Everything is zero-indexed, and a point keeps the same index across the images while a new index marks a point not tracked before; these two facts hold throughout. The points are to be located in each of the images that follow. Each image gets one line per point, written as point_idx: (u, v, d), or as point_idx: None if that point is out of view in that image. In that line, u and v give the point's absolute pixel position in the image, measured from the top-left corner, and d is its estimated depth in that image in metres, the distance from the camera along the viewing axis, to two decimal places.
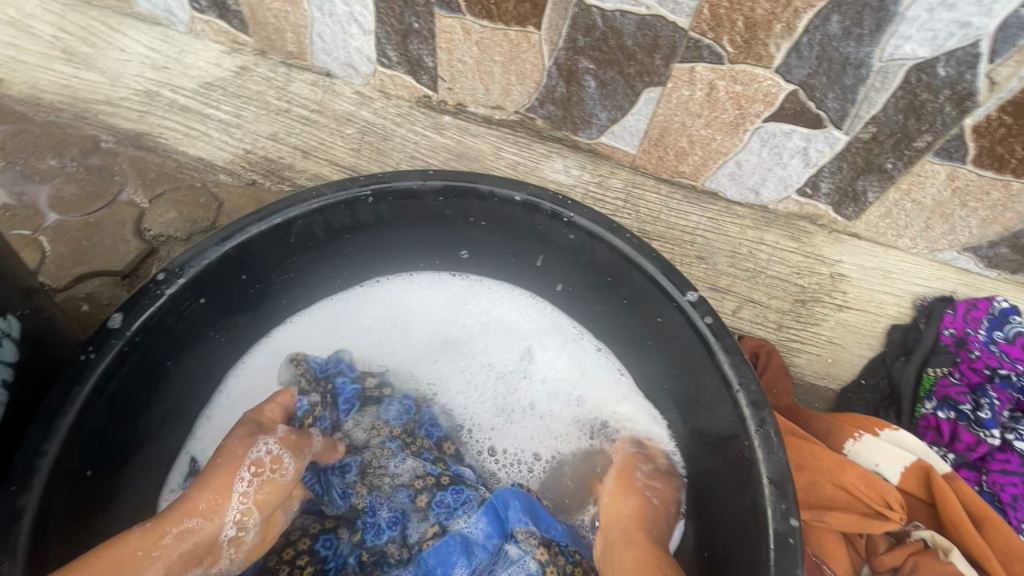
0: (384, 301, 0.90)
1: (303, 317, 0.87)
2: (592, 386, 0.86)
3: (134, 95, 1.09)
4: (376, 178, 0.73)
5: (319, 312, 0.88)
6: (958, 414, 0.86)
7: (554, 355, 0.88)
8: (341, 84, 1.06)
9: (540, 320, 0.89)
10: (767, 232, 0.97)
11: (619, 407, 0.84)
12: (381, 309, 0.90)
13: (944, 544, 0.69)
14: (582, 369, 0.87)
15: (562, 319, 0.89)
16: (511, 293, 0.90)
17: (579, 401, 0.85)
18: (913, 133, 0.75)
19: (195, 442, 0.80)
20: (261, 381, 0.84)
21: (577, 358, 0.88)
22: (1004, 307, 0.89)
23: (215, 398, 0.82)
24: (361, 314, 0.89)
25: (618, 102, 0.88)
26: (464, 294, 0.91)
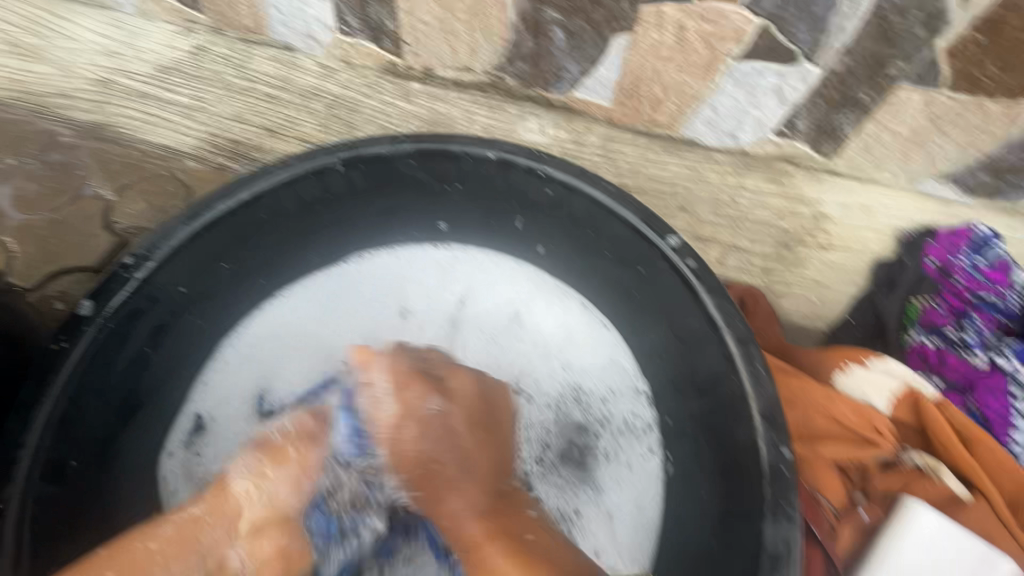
0: (375, 272, 0.85)
1: (292, 292, 0.82)
2: (593, 353, 0.81)
3: (87, 84, 1.05)
4: (344, 146, 0.71)
5: (306, 284, 0.83)
6: (944, 340, 0.87)
7: (553, 319, 0.83)
8: (302, 58, 1.03)
9: (534, 285, 0.85)
10: (747, 177, 0.96)
11: (625, 368, 0.79)
12: (370, 278, 0.85)
13: (935, 465, 0.71)
14: (582, 335, 0.82)
15: (552, 282, 0.84)
16: (503, 259, 0.85)
17: (583, 363, 0.81)
18: (886, 61, 0.74)
19: (194, 403, 0.76)
20: (249, 354, 0.79)
21: (573, 323, 0.83)
22: (984, 233, 0.89)
23: (208, 367, 0.77)
24: (351, 288, 0.84)
25: (588, 53, 0.86)
26: (454, 260, 0.86)
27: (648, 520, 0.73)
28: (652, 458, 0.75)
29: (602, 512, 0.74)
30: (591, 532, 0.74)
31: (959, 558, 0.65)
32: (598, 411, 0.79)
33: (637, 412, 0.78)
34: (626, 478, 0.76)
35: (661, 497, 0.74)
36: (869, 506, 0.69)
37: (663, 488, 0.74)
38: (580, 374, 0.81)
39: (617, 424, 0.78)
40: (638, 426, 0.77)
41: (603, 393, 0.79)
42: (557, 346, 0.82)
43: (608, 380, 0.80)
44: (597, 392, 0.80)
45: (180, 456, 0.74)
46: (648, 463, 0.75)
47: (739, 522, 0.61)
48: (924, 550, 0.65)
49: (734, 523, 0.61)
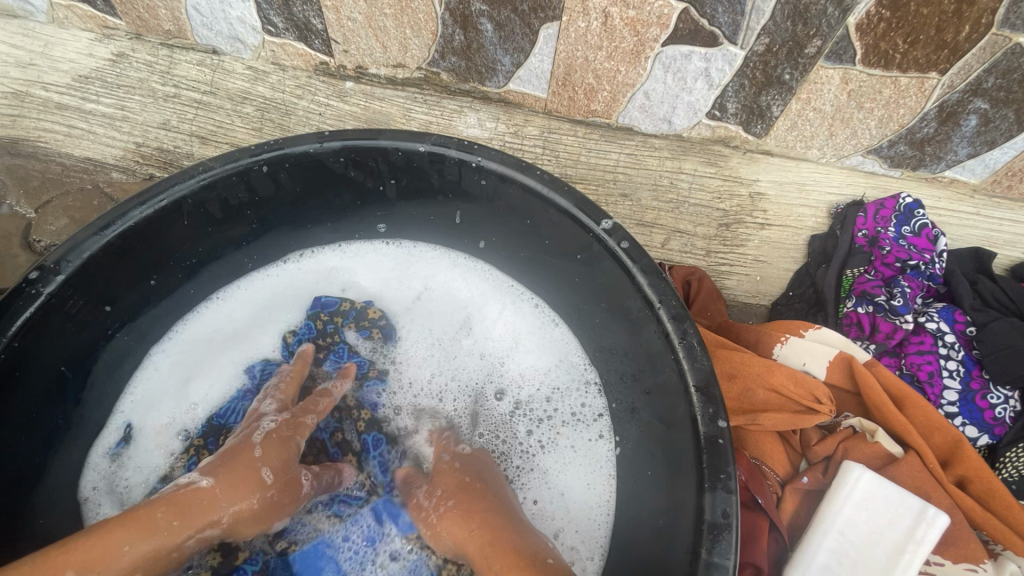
0: (325, 275, 0.86)
1: (236, 294, 0.82)
2: (542, 349, 0.82)
3: (1, 98, 0.99)
4: (268, 146, 0.68)
5: (247, 286, 0.83)
6: (875, 307, 0.89)
7: (503, 317, 0.85)
8: (230, 61, 1.00)
9: (485, 284, 0.86)
10: (685, 161, 0.98)
11: (568, 360, 0.81)
12: (312, 281, 0.85)
13: (871, 428, 0.73)
14: (532, 336, 0.83)
15: (504, 281, 0.86)
16: (456, 257, 0.87)
17: (529, 357, 0.82)
18: (803, 40, 0.76)
19: (125, 410, 0.76)
20: (189, 354, 0.79)
21: (520, 322, 0.84)
22: (909, 203, 0.93)
23: (136, 378, 0.77)
24: (300, 292, 0.85)
25: (518, 44, 0.86)
26: (407, 260, 0.87)
27: (600, 501, 0.74)
28: (600, 443, 0.77)
29: (556, 496, 0.75)
30: (550, 517, 0.75)
31: (898, 516, 0.67)
32: (545, 407, 0.79)
33: (583, 403, 0.79)
34: (577, 462, 0.76)
35: (612, 478, 0.75)
36: (810, 472, 0.71)
37: (613, 471, 0.75)
38: (527, 371, 0.81)
39: (564, 416, 0.79)
40: (587, 415, 0.78)
41: (549, 392, 0.80)
42: (502, 342, 0.83)
43: (554, 376, 0.81)
44: (546, 388, 0.80)
45: (104, 468, 0.73)
46: (599, 448, 0.77)
47: (681, 497, 0.60)
48: (864, 510, 0.67)
49: (677, 497, 0.61)
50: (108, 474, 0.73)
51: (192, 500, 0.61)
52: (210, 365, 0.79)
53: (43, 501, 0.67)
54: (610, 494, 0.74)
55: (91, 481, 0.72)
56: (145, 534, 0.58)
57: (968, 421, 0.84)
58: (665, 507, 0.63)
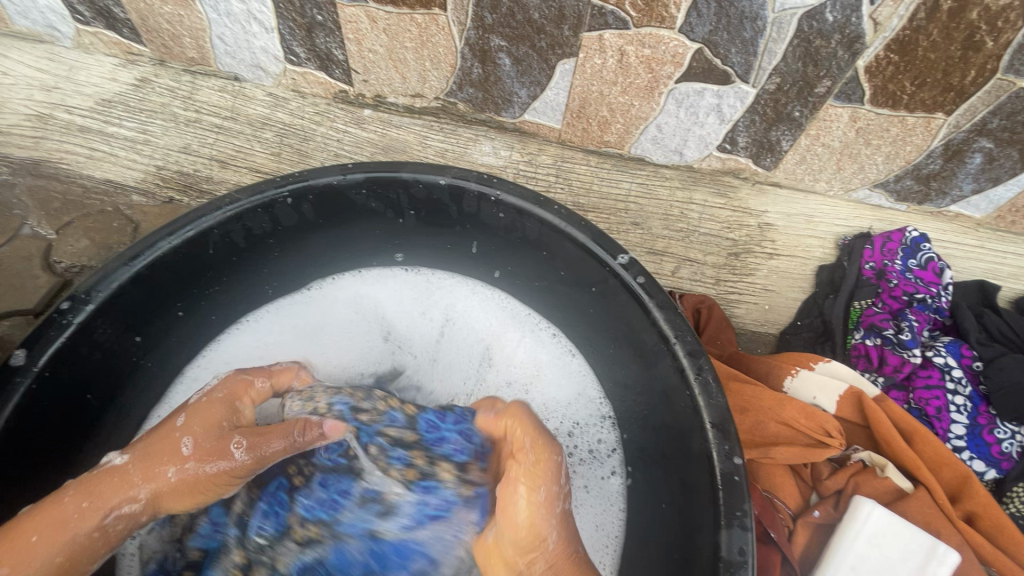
0: (350, 304, 0.87)
1: (264, 317, 0.84)
2: (561, 383, 0.84)
3: (25, 120, 1.01)
4: (293, 178, 0.70)
5: (277, 311, 0.85)
6: (883, 340, 0.90)
7: (522, 349, 0.86)
8: (250, 87, 1.02)
9: (504, 316, 0.88)
10: (695, 191, 1.00)
11: (587, 396, 0.82)
12: (341, 310, 0.87)
13: (881, 462, 0.75)
14: (551, 369, 0.85)
15: (521, 312, 0.87)
16: (477, 287, 0.88)
17: (549, 391, 0.83)
18: (813, 80, 0.78)
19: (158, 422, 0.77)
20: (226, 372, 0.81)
21: (539, 353, 0.86)
22: (916, 236, 0.95)
23: (175, 386, 0.79)
24: (327, 320, 0.86)
25: (535, 78, 0.88)
26: (427, 289, 0.88)
27: (609, 542, 0.75)
28: (612, 480, 0.78)
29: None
30: None
31: (909, 553, 0.67)
32: (563, 441, 0.80)
33: (598, 439, 0.80)
34: (588, 499, 0.77)
35: (623, 512, 0.76)
36: (821, 506, 0.72)
37: (624, 506, 0.76)
38: (546, 404, 0.83)
39: (579, 452, 0.80)
40: (600, 450, 0.80)
41: (568, 427, 0.81)
42: (523, 376, 0.84)
43: (572, 412, 0.82)
44: (563, 423, 0.81)
45: None
46: (610, 485, 0.77)
47: (695, 531, 0.61)
48: (875, 546, 0.68)
49: (692, 531, 0.62)
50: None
51: (112, 484, 0.62)
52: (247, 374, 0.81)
53: None
54: (620, 529, 0.75)
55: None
56: (55, 523, 0.58)
57: (975, 455, 0.86)
58: (679, 541, 0.64)
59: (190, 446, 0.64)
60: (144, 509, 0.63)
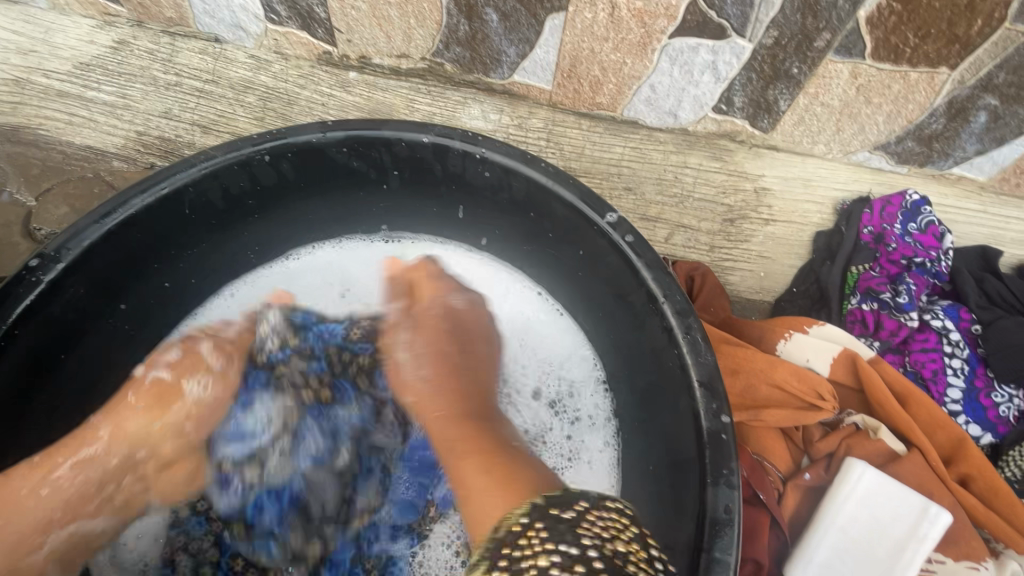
0: (325, 270, 0.86)
1: (240, 288, 0.83)
2: (544, 347, 0.83)
3: (0, 85, 0.99)
4: (270, 135, 0.68)
5: (253, 280, 0.83)
6: (880, 304, 0.89)
7: (505, 308, 0.85)
8: (232, 49, 0.99)
9: (486, 277, 0.86)
10: (690, 155, 0.97)
11: (573, 358, 0.81)
12: (318, 275, 0.86)
13: (874, 425, 0.73)
14: (535, 330, 0.84)
15: (503, 276, 0.86)
16: (452, 251, 0.86)
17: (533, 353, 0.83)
18: (812, 33, 0.75)
19: None
20: None
21: (525, 316, 0.84)
22: (916, 199, 0.92)
23: None
24: (306, 285, 0.85)
25: (524, 35, 0.85)
26: (404, 253, 0.87)
27: None
28: (603, 450, 0.77)
29: None
30: None
31: (899, 513, 0.67)
32: (558, 411, 0.79)
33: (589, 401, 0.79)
34: (581, 472, 0.76)
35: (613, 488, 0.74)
36: (812, 469, 0.70)
37: (614, 481, 0.75)
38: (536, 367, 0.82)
39: (571, 423, 0.79)
40: (591, 421, 0.78)
41: (558, 395, 0.80)
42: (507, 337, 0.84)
43: (560, 379, 0.81)
44: (552, 390, 0.80)
45: None
46: (601, 456, 0.76)
47: (681, 497, 0.60)
48: (864, 507, 0.67)
49: (678, 492, 0.61)
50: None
51: (75, 435, 0.66)
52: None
53: None
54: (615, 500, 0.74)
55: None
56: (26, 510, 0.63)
57: (971, 420, 0.84)
58: (666, 504, 0.63)
59: (163, 372, 0.70)
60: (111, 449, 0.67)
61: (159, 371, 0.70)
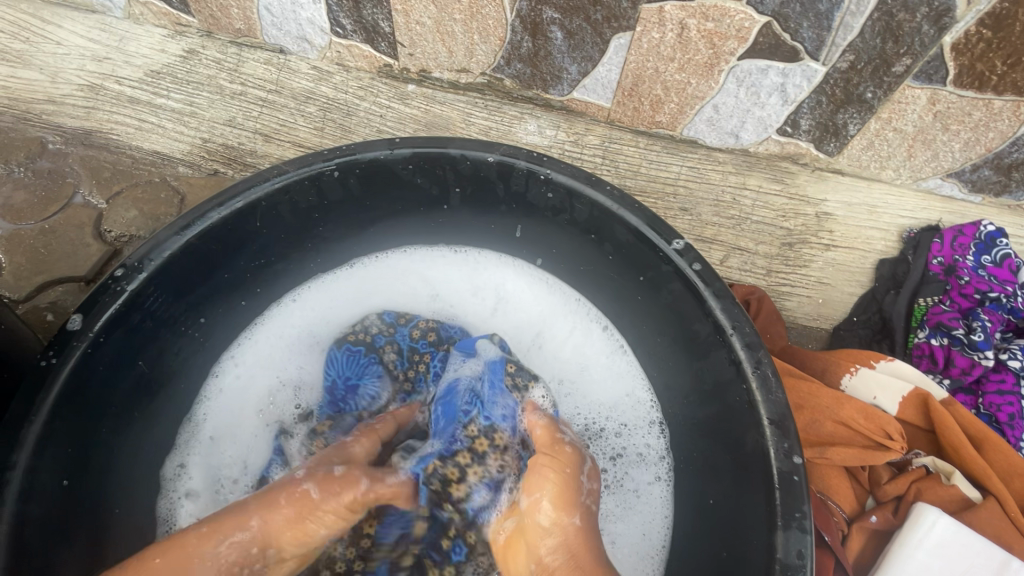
0: (402, 280, 0.88)
1: (304, 294, 0.85)
2: (611, 379, 0.82)
3: (77, 90, 1.03)
4: (340, 151, 0.69)
5: (324, 285, 0.86)
6: (951, 340, 0.85)
7: (572, 338, 0.85)
8: (296, 60, 1.01)
9: (550, 301, 0.86)
10: (749, 176, 0.95)
11: (636, 394, 0.80)
12: (389, 286, 0.88)
13: (945, 468, 0.71)
14: (598, 361, 0.83)
15: (569, 299, 0.85)
16: (519, 274, 0.87)
17: (597, 385, 0.82)
18: (891, 58, 0.73)
19: (192, 425, 0.79)
20: (264, 356, 0.83)
21: (588, 345, 0.84)
22: (992, 231, 0.89)
23: (208, 382, 0.80)
24: (377, 292, 0.88)
25: (587, 53, 0.84)
26: (476, 271, 0.88)
27: (652, 546, 0.74)
28: (659, 484, 0.76)
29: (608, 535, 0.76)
30: None
31: (974, 564, 0.64)
32: (613, 444, 0.79)
33: (649, 438, 0.78)
34: (634, 499, 0.77)
35: (666, 517, 0.75)
36: (879, 512, 0.68)
37: (669, 511, 0.75)
38: (597, 400, 0.82)
39: (629, 456, 0.78)
40: (650, 454, 0.78)
41: (618, 427, 0.80)
42: (569, 364, 0.85)
43: (622, 411, 0.80)
44: (613, 423, 0.80)
45: (184, 476, 0.77)
46: (657, 488, 0.76)
47: (746, 536, 0.59)
48: (937, 557, 0.64)
49: (743, 529, 0.59)
50: (194, 478, 0.77)
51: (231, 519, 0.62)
52: (281, 357, 0.84)
53: (121, 480, 0.70)
54: (665, 533, 0.74)
55: (172, 484, 0.76)
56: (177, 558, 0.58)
57: None
58: (728, 539, 0.62)
59: (315, 487, 0.65)
60: (255, 539, 0.61)
61: (310, 485, 0.65)
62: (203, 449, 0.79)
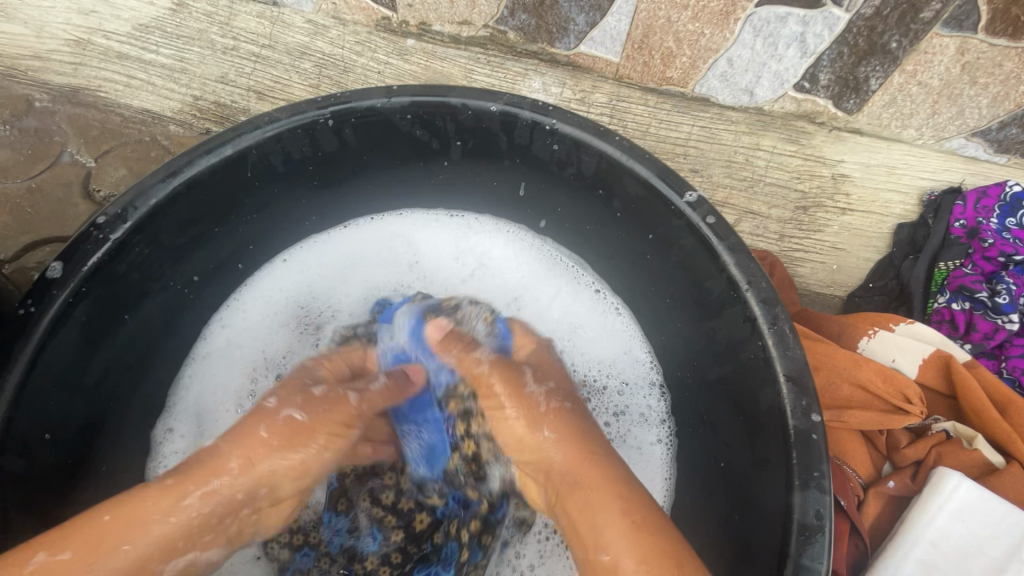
0: (390, 244, 0.85)
1: (292, 256, 0.82)
2: (605, 339, 0.81)
3: (63, 45, 0.98)
4: (335, 98, 0.65)
5: (312, 247, 0.83)
6: (973, 304, 0.82)
7: (562, 298, 0.84)
8: (289, 13, 0.96)
9: (543, 262, 0.84)
10: (763, 137, 0.91)
11: (632, 353, 0.79)
12: (377, 251, 0.85)
13: (967, 433, 0.68)
14: (591, 322, 0.82)
15: (563, 260, 0.84)
16: (513, 236, 0.85)
17: (589, 346, 0.81)
18: (921, 2, 0.69)
19: (182, 392, 0.77)
20: (252, 323, 0.81)
21: (579, 306, 0.83)
22: (1016, 192, 0.85)
23: (196, 347, 0.78)
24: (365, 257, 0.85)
25: (596, 1, 0.80)
26: (467, 234, 0.86)
27: (655, 505, 0.73)
28: (659, 445, 0.75)
29: None
30: None
31: (997, 529, 0.62)
32: (614, 402, 0.78)
33: (646, 398, 0.77)
34: (635, 460, 0.76)
35: (669, 478, 0.74)
36: (897, 477, 0.66)
37: (672, 472, 0.74)
38: (590, 360, 0.81)
39: (629, 417, 0.77)
40: (651, 415, 0.77)
41: (617, 386, 0.79)
42: (561, 325, 0.83)
43: (619, 370, 0.79)
44: (613, 380, 0.79)
45: (176, 442, 0.75)
46: (658, 449, 0.75)
47: (759, 497, 0.57)
48: (958, 522, 0.62)
49: (755, 490, 0.57)
50: (178, 451, 0.75)
51: (204, 471, 0.60)
52: (268, 325, 0.81)
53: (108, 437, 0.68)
54: (667, 491, 0.74)
55: (163, 450, 0.75)
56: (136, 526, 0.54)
57: None
58: (739, 502, 0.60)
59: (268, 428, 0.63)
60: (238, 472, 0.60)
61: (296, 412, 0.66)
62: (192, 418, 0.77)
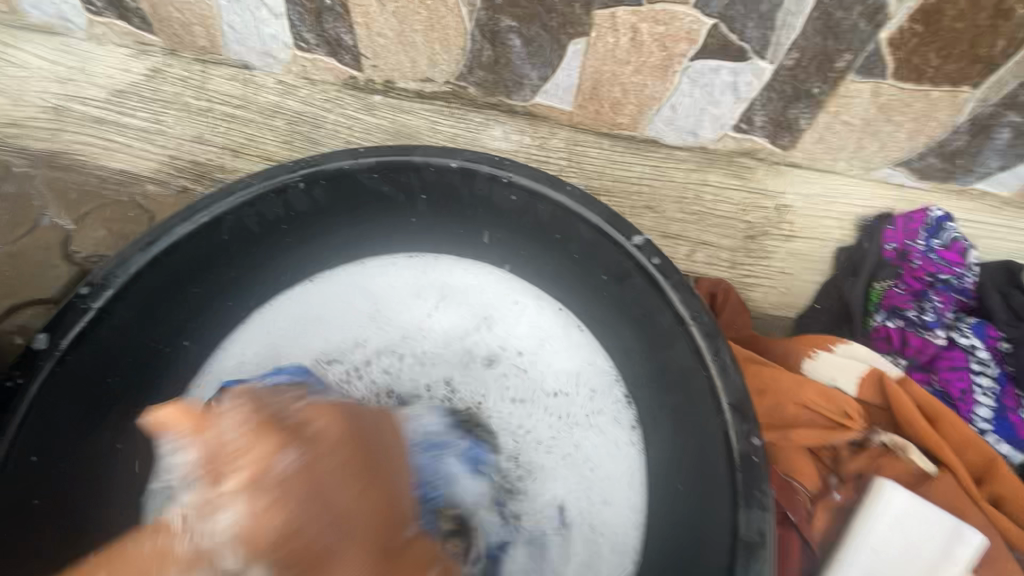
0: (350, 290, 0.85)
1: (257, 310, 0.82)
2: (570, 356, 0.83)
3: (41, 113, 1.02)
4: (304, 163, 0.70)
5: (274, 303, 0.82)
6: (906, 322, 0.91)
7: (524, 323, 0.85)
8: (261, 76, 1.02)
9: (503, 288, 0.86)
10: (710, 172, 0.98)
11: (597, 370, 0.81)
12: (338, 296, 0.85)
13: (902, 443, 0.74)
14: (555, 341, 0.83)
15: (518, 288, 0.85)
16: (471, 266, 0.87)
17: (554, 364, 0.83)
18: (833, 55, 0.76)
19: None
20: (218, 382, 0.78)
21: (542, 325, 0.85)
22: (938, 215, 0.93)
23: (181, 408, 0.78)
24: (325, 304, 0.84)
25: (546, 59, 0.87)
26: (425, 270, 0.87)
27: (636, 505, 0.75)
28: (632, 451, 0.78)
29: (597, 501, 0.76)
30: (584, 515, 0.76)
31: (933, 532, 0.67)
32: (583, 413, 0.80)
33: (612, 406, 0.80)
34: (610, 466, 0.78)
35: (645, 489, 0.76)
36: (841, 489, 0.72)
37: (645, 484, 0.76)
38: (556, 378, 0.82)
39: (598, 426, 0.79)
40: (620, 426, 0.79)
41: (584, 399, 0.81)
42: (526, 346, 0.84)
43: (585, 382, 0.81)
44: (581, 391, 0.81)
45: None
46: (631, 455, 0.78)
47: (715, 516, 0.61)
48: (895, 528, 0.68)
49: (711, 511, 0.62)
50: None
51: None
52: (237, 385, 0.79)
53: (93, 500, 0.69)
54: (643, 496, 0.76)
55: None
56: None
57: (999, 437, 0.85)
58: (700, 521, 0.64)
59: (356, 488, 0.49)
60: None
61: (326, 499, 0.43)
62: None
